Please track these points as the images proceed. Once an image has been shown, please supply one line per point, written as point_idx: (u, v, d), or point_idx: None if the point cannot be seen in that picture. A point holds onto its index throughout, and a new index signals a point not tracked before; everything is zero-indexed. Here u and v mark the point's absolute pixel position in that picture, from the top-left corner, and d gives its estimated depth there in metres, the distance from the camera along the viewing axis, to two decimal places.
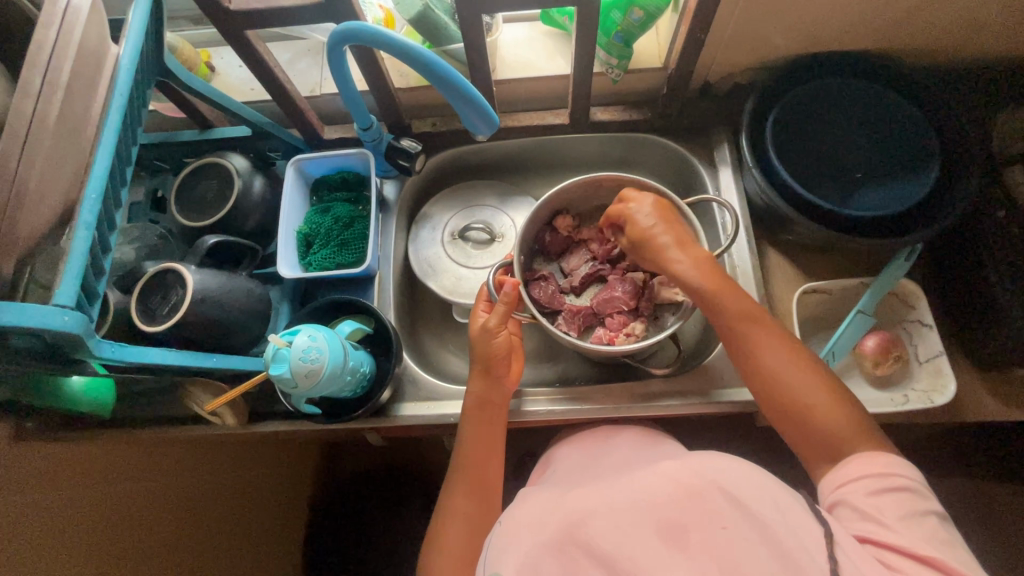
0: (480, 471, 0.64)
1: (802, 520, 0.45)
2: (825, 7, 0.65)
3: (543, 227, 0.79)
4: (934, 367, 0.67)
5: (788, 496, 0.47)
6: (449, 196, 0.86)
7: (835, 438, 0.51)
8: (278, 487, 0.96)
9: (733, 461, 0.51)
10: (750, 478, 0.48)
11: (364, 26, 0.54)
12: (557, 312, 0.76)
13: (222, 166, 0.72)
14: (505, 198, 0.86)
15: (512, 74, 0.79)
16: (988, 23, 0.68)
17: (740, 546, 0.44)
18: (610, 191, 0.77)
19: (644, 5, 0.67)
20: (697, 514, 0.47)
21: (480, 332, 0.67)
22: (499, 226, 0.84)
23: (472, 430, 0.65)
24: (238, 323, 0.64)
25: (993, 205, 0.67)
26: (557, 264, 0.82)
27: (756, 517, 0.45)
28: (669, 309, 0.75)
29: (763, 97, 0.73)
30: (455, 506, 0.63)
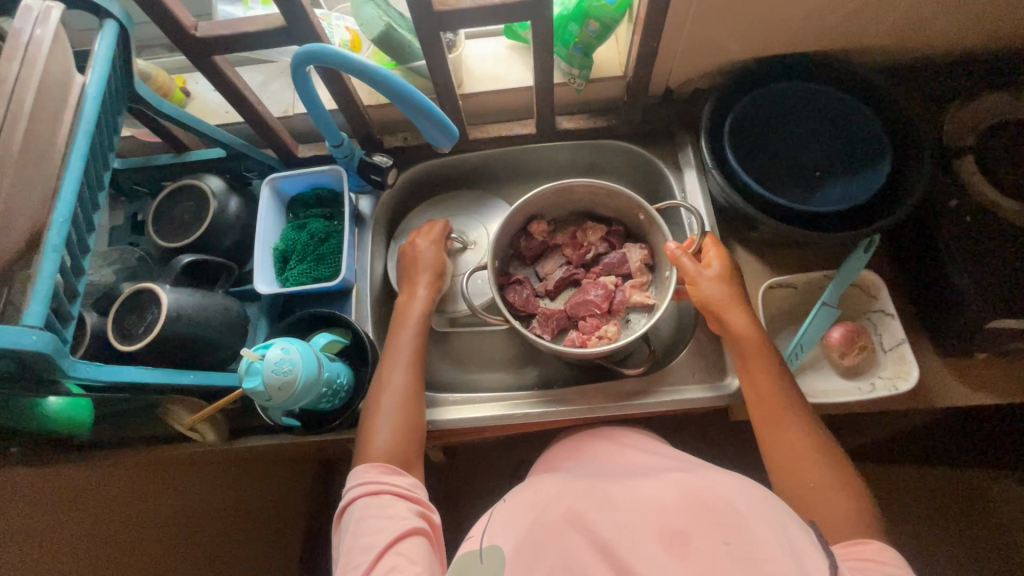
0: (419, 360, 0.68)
1: (805, 546, 0.47)
2: (772, 13, 0.68)
3: (519, 233, 0.81)
4: (899, 354, 0.69)
5: (795, 523, 0.50)
6: (426, 208, 0.89)
7: (809, 487, 0.57)
8: (275, 500, 0.97)
9: (738, 481, 0.54)
10: (759, 499, 0.51)
11: (326, 48, 0.56)
12: (532, 316, 0.78)
13: (198, 188, 0.74)
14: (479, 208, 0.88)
15: (479, 88, 0.81)
16: (930, 21, 0.71)
17: (737, 556, 0.46)
18: (584, 199, 0.80)
19: (599, 17, 0.69)
20: (701, 524, 0.50)
21: (424, 247, 0.76)
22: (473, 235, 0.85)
23: (407, 327, 0.69)
24: (220, 341, 0.66)
25: (946, 195, 0.69)
26: (532, 269, 0.83)
27: (754, 534, 0.47)
28: (640, 312, 0.77)
29: (720, 100, 0.76)
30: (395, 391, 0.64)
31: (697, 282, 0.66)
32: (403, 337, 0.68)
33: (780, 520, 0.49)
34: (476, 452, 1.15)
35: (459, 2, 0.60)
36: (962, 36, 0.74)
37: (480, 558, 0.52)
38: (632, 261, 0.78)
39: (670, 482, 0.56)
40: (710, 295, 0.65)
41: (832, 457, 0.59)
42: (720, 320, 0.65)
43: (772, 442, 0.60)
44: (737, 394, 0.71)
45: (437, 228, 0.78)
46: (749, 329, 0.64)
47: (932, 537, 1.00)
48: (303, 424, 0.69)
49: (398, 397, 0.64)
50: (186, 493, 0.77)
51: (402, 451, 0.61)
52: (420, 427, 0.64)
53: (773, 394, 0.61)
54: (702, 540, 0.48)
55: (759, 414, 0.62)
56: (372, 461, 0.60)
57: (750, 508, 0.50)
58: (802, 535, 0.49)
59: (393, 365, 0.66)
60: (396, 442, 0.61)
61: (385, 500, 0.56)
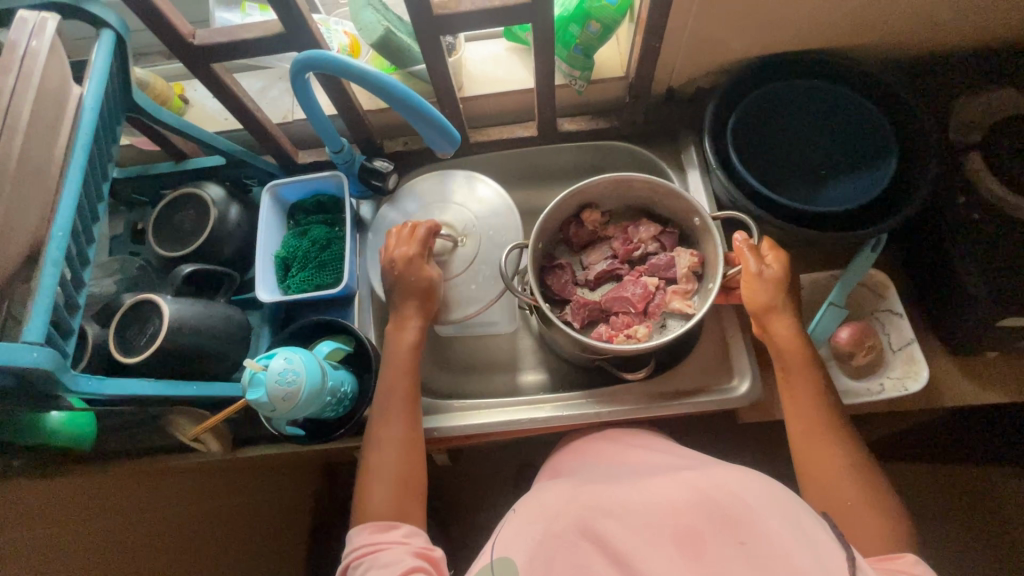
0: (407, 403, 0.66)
1: (823, 542, 0.46)
2: (775, 10, 0.67)
3: (570, 219, 0.77)
4: (907, 354, 0.69)
5: (811, 520, 0.49)
6: (410, 198, 0.79)
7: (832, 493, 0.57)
8: (281, 508, 0.97)
9: (752, 478, 0.54)
10: (774, 497, 0.50)
11: (327, 55, 0.55)
12: (567, 303, 0.75)
13: (198, 197, 0.74)
14: (472, 194, 0.77)
15: (479, 90, 0.81)
16: (934, 16, 0.70)
17: (756, 556, 0.46)
18: (644, 193, 0.74)
19: (600, 18, 0.69)
20: (715, 524, 0.49)
21: (403, 263, 0.68)
22: (464, 227, 0.75)
23: (390, 370, 0.67)
24: (224, 351, 0.66)
25: (955, 192, 0.68)
26: (578, 256, 0.79)
27: (770, 534, 0.47)
28: (678, 318, 0.72)
29: (723, 99, 0.75)
30: (385, 443, 0.63)
31: (755, 286, 0.62)
32: (396, 387, 0.66)
33: (795, 516, 0.48)
34: (482, 455, 1.15)
35: (459, 5, 0.59)
36: (965, 31, 0.73)
37: (491, 569, 0.51)
38: (680, 266, 0.72)
39: (676, 480, 0.55)
40: (760, 298, 0.62)
41: (845, 458, 0.58)
42: (764, 326, 0.63)
43: (801, 450, 0.60)
44: (746, 397, 0.70)
45: (416, 237, 0.70)
46: (797, 341, 0.62)
47: (947, 538, 0.99)
48: (306, 434, 0.68)
49: (392, 453, 0.63)
50: (196, 500, 0.77)
51: (398, 506, 0.61)
52: (416, 481, 0.63)
53: (806, 404, 0.61)
54: (715, 542, 0.48)
55: (798, 426, 0.61)
56: (366, 522, 0.59)
57: (765, 505, 0.49)
58: (817, 530, 0.48)
59: (385, 418, 0.64)
60: (392, 498, 0.61)
61: (379, 551, 0.56)
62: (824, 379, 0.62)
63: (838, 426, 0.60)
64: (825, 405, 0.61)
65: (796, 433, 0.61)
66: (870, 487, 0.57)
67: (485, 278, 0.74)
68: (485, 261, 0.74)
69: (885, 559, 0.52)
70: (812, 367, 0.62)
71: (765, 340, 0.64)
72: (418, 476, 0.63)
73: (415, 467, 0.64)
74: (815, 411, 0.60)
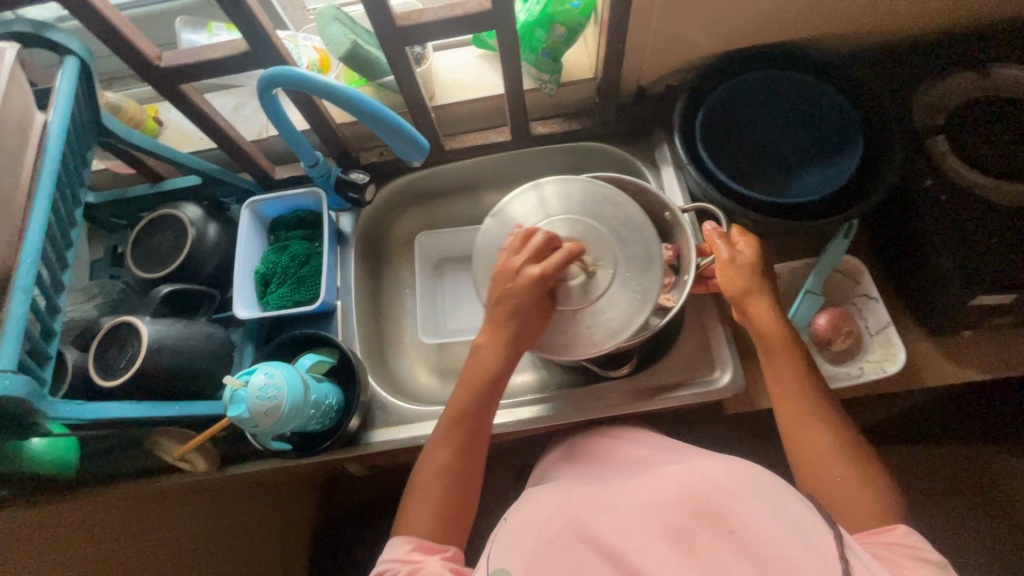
0: (472, 423, 0.59)
1: (813, 526, 0.46)
2: (735, 6, 0.68)
3: None
4: (885, 337, 0.69)
5: (800, 504, 0.49)
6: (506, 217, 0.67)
7: (814, 478, 0.58)
8: (284, 523, 0.97)
9: (741, 466, 0.54)
10: (762, 484, 0.51)
11: (293, 71, 0.56)
12: None
13: (176, 217, 0.74)
14: (572, 200, 0.65)
15: (451, 98, 0.82)
16: (891, 5, 0.71)
17: (749, 546, 0.45)
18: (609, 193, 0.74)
19: (565, 22, 0.70)
20: (707, 516, 0.49)
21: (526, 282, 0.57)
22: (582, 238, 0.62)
23: (466, 388, 0.60)
24: (209, 370, 0.66)
25: (923, 175, 0.69)
26: None
27: (761, 520, 0.47)
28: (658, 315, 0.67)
29: (691, 96, 0.76)
30: (438, 460, 0.58)
31: (731, 274, 0.63)
32: (464, 407, 0.60)
33: (783, 502, 0.48)
34: None
35: (422, 15, 0.60)
36: (920, 18, 0.75)
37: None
38: None
39: (670, 476, 0.55)
40: (733, 282, 0.63)
41: (833, 442, 0.58)
42: (743, 313, 0.63)
43: (789, 432, 0.60)
44: (729, 387, 0.70)
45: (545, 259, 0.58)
46: (777, 325, 0.62)
47: (943, 521, 0.99)
48: (293, 447, 0.68)
49: (443, 479, 0.58)
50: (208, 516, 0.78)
51: (441, 529, 0.57)
52: (462, 502, 0.58)
53: (790, 386, 0.61)
54: (706, 536, 0.47)
55: (784, 409, 0.61)
56: (405, 537, 0.56)
57: (753, 493, 0.49)
58: (805, 515, 0.47)
59: (448, 439, 0.59)
60: (434, 521, 0.56)
61: (418, 571, 0.52)
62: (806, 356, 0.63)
63: (823, 405, 0.60)
64: (810, 389, 0.60)
65: (784, 416, 0.61)
66: (862, 468, 0.57)
67: (648, 280, 0.59)
68: (627, 264, 0.60)
69: (872, 534, 0.52)
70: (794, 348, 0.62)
71: (746, 326, 0.65)
72: (467, 502, 0.59)
73: (464, 492, 0.58)
74: (802, 396, 0.60)
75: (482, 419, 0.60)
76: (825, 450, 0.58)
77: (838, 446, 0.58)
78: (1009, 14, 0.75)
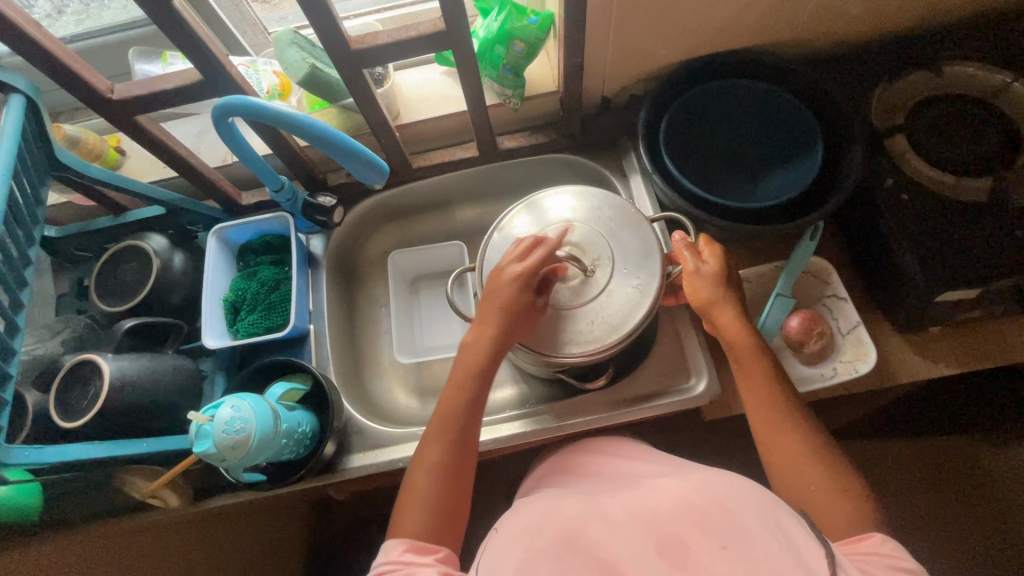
0: (467, 423, 0.59)
1: (804, 542, 0.45)
2: (690, 17, 0.69)
3: None
4: (856, 337, 0.70)
5: (789, 519, 0.48)
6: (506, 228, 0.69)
7: (791, 485, 0.58)
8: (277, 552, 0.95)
9: (726, 476, 0.53)
10: (751, 498, 0.49)
11: (247, 99, 0.55)
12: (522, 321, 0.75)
13: (140, 249, 0.73)
14: (571, 207, 0.68)
15: (416, 116, 0.81)
16: (844, 9, 0.72)
17: (739, 564, 0.44)
18: None
19: (523, 37, 0.70)
20: (695, 530, 0.47)
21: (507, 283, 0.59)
22: (581, 239, 0.65)
23: (452, 389, 0.59)
24: (176, 404, 0.65)
25: (884, 174, 0.69)
26: None
27: (750, 535, 0.45)
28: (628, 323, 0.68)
29: (654, 105, 0.77)
30: (432, 459, 0.57)
31: (696, 288, 0.63)
32: (452, 406, 0.59)
33: (771, 516, 0.47)
34: None
35: (376, 38, 0.59)
36: (874, 22, 0.76)
37: None
38: None
39: (665, 488, 0.54)
40: (699, 293, 0.63)
41: (805, 445, 0.59)
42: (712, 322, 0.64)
43: (765, 436, 0.61)
44: (704, 395, 0.70)
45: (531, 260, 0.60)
46: (741, 330, 0.62)
47: (925, 513, 1.00)
48: (268, 478, 0.67)
49: (439, 478, 0.56)
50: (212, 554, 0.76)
51: (440, 531, 0.54)
52: (456, 503, 0.56)
53: (760, 391, 0.62)
54: (699, 551, 0.46)
55: (760, 415, 0.61)
56: (400, 537, 0.53)
57: (742, 506, 0.48)
58: (798, 532, 0.47)
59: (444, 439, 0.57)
60: (429, 521, 0.54)
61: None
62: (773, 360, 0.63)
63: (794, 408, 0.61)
64: (779, 391, 0.61)
65: (761, 421, 0.61)
66: (837, 471, 0.57)
67: (645, 272, 0.63)
68: (626, 259, 0.64)
69: (851, 541, 0.51)
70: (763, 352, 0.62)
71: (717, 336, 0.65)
72: (462, 504, 0.56)
73: (457, 492, 0.56)
74: (774, 403, 0.61)
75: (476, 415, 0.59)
76: (801, 456, 0.58)
77: (813, 449, 0.58)
78: (958, 13, 0.77)
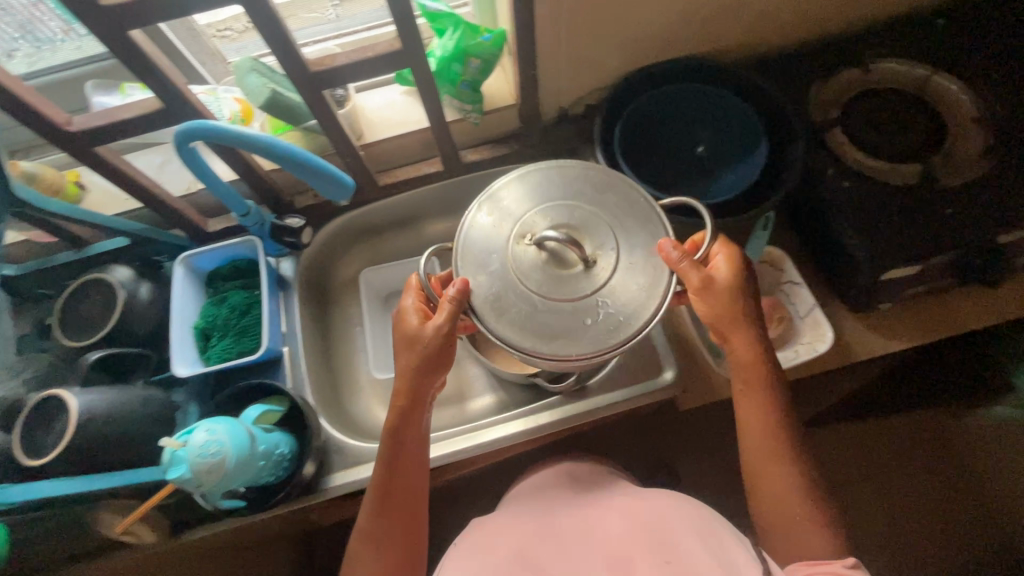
0: (407, 493, 0.60)
1: (742, 559, 0.48)
2: (634, 28, 0.73)
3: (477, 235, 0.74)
4: (814, 319, 0.74)
5: (727, 535, 0.52)
6: (492, 201, 0.57)
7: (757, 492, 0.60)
8: None
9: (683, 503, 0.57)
10: (699, 523, 0.53)
11: (208, 124, 0.56)
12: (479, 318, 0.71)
13: (105, 281, 0.72)
14: (570, 182, 0.56)
15: (379, 135, 0.84)
16: (775, 15, 0.78)
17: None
18: None
19: (479, 54, 0.73)
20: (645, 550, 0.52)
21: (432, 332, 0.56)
22: (582, 223, 0.54)
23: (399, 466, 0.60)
24: (148, 435, 0.64)
25: (825, 163, 0.74)
26: None
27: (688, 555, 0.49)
28: None
29: (608, 112, 0.80)
30: (375, 527, 0.59)
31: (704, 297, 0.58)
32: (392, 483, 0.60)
33: (715, 539, 0.51)
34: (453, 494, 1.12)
35: (334, 60, 0.61)
36: (804, 25, 0.82)
37: None
38: None
39: (621, 513, 0.60)
40: (710, 311, 0.59)
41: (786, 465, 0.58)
42: (726, 337, 0.61)
43: (747, 452, 0.61)
44: (673, 384, 0.73)
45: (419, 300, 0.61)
46: (752, 348, 0.59)
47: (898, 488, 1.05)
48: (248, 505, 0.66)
49: (381, 546, 0.59)
50: None
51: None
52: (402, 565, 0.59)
53: (752, 415, 0.60)
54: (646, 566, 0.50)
55: (749, 434, 0.60)
56: None
57: (685, 528, 0.53)
58: (738, 551, 0.49)
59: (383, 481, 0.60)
60: None
61: None
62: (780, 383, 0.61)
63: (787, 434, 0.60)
64: (773, 412, 0.60)
65: (744, 437, 0.61)
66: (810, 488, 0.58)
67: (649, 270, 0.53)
68: (632, 253, 0.53)
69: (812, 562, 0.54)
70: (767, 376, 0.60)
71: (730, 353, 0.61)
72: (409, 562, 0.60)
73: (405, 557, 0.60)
74: (768, 422, 0.59)
75: (414, 450, 0.61)
76: (776, 476, 0.58)
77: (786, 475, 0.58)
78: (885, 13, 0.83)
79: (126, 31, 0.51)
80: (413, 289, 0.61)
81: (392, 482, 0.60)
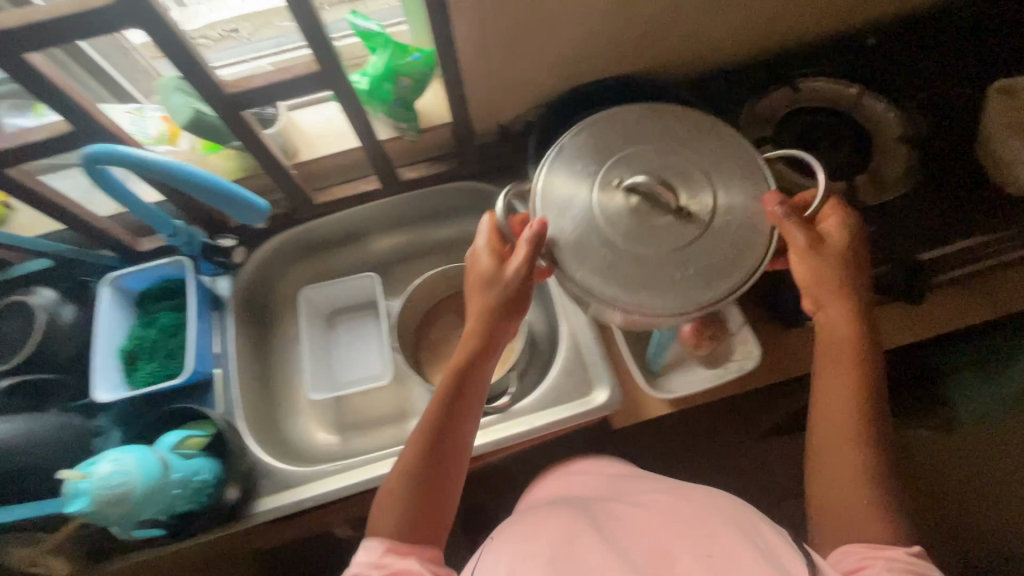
0: (455, 454, 0.58)
1: (787, 553, 0.47)
2: (560, 48, 0.74)
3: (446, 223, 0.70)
4: (744, 338, 0.72)
5: (772, 532, 0.50)
6: (573, 146, 0.56)
7: (819, 471, 0.56)
8: None
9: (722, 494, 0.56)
10: (738, 517, 0.52)
11: (112, 149, 0.56)
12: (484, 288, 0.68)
13: (24, 303, 0.69)
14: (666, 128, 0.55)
15: (313, 153, 0.84)
16: (702, 37, 0.79)
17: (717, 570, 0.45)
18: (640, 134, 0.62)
19: (408, 73, 0.73)
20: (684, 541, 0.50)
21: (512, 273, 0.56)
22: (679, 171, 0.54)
23: (450, 419, 0.58)
24: (55, 468, 0.63)
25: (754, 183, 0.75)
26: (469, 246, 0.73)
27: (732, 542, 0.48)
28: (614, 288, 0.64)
29: (542, 132, 0.81)
30: (400, 491, 0.55)
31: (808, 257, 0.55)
32: (434, 441, 0.57)
33: (751, 530, 0.50)
34: None
35: (251, 82, 0.61)
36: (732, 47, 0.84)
37: None
38: None
39: (659, 504, 0.57)
40: (810, 271, 0.56)
41: (859, 443, 0.54)
42: (819, 302, 0.57)
43: (817, 425, 0.57)
44: (604, 406, 0.73)
45: (494, 237, 0.60)
46: (842, 320, 0.57)
47: None
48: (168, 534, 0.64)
49: (409, 507, 0.55)
50: None
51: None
52: (428, 529, 0.55)
53: (832, 385, 0.57)
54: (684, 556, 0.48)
55: (827, 409, 0.56)
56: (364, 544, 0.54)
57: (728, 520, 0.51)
58: (782, 545, 0.48)
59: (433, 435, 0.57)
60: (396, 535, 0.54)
61: None
62: (876, 365, 0.57)
63: (873, 416, 0.55)
64: (854, 389, 0.56)
65: (819, 414, 0.57)
66: (881, 467, 0.54)
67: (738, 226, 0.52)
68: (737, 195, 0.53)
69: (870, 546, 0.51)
70: (860, 354, 0.56)
71: (818, 320, 0.59)
72: (433, 536, 0.56)
73: (430, 522, 0.55)
74: (848, 397, 0.55)
75: (472, 404, 0.59)
76: (847, 446, 0.54)
77: (857, 450, 0.54)
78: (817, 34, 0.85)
79: (23, 54, 0.50)
80: (487, 227, 0.60)
81: (456, 435, 0.58)
